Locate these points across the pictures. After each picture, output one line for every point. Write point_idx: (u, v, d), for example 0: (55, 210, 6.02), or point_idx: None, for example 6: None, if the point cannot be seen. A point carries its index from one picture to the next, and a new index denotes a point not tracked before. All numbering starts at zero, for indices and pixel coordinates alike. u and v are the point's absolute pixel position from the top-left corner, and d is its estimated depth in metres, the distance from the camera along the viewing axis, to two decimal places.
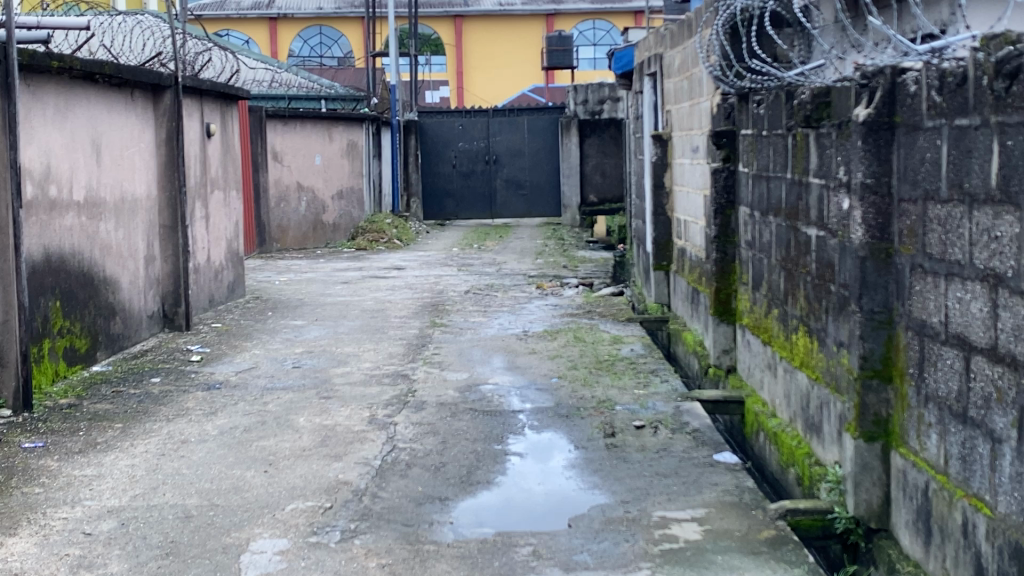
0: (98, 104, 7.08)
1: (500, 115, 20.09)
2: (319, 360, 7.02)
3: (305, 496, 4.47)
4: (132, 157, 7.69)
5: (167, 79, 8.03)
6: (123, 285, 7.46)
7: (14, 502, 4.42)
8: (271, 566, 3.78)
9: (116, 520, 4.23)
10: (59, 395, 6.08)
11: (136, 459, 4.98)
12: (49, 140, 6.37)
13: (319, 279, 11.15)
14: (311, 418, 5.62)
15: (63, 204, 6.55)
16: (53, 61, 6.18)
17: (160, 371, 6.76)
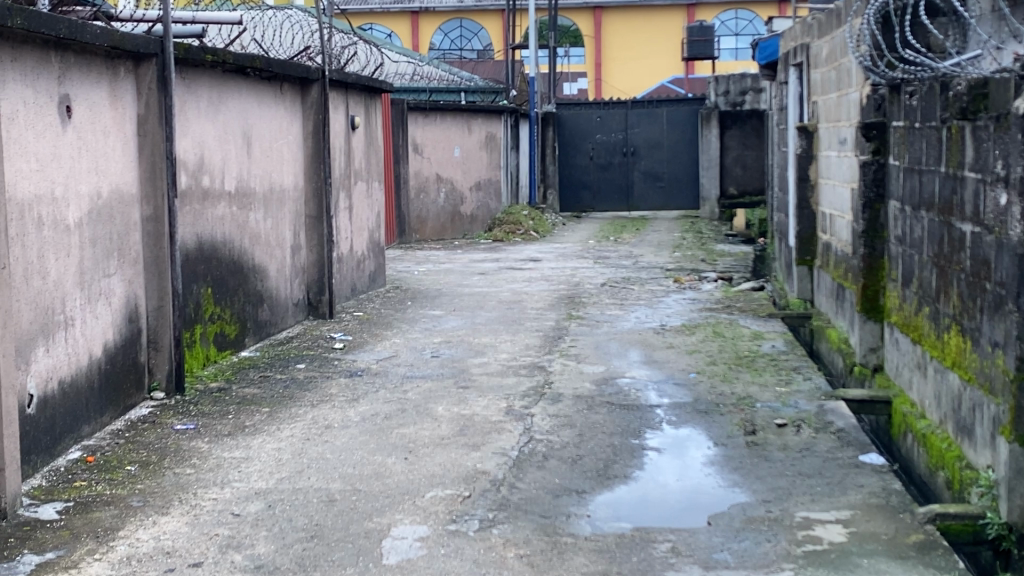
0: (249, 98, 7.29)
1: (639, 107, 20.04)
2: (457, 350, 7.10)
3: (444, 484, 4.53)
4: (281, 148, 7.90)
5: (314, 72, 8.22)
6: (270, 273, 7.68)
7: (167, 482, 4.60)
8: (412, 552, 3.84)
9: (264, 502, 4.35)
10: (210, 378, 6.32)
11: (282, 443, 5.11)
12: (202, 132, 6.59)
13: (456, 269, 11.27)
14: (449, 407, 5.68)
15: (216, 194, 6.77)
16: (207, 54, 6.39)
17: (304, 358, 6.92)
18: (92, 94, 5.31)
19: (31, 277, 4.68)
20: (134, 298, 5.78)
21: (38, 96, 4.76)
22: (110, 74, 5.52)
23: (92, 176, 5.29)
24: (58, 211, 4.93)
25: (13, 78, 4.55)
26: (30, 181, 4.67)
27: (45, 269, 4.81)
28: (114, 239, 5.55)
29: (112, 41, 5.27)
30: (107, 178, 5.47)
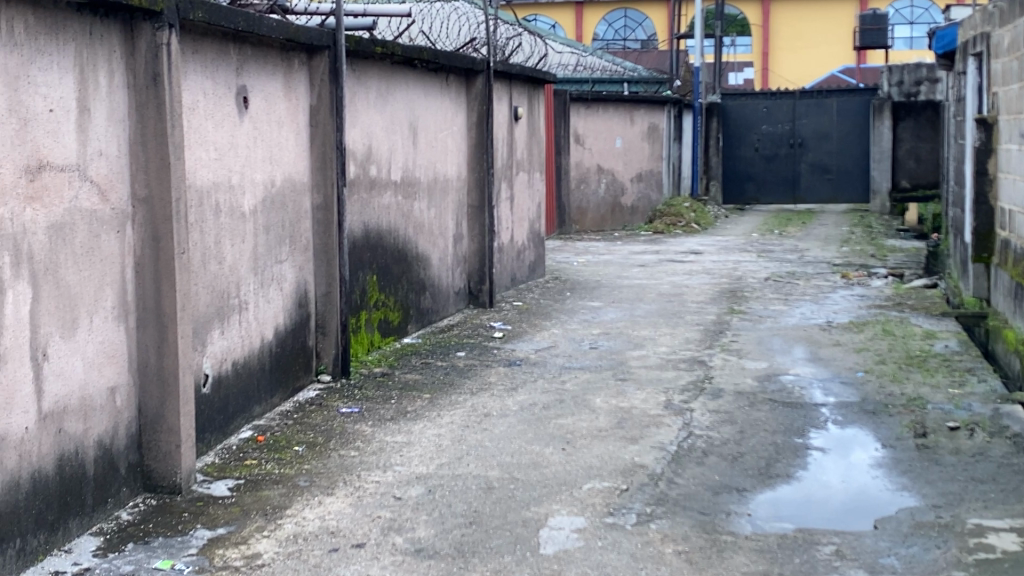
0: (417, 89, 7.42)
1: (808, 98, 19.60)
2: (616, 342, 7.07)
3: (602, 476, 4.52)
4: (445, 139, 8.01)
5: (479, 63, 8.31)
6: (433, 261, 7.81)
7: (332, 463, 4.73)
8: (569, 543, 3.84)
9: (424, 487, 4.43)
10: (374, 363, 6.49)
11: (442, 429, 5.19)
12: (370, 122, 6.73)
13: (616, 261, 11.22)
14: (607, 399, 5.66)
15: (382, 183, 6.91)
16: (377, 46, 6.56)
17: (465, 346, 7.01)
18: (268, 85, 5.49)
19: (208, 261, 4.87)
20: (304, 284, 5.96)
21: (216, 87, 4.94)
22: (285, 66, 5.69)
23: (267, 165, 5.47)
24: (235, 198, 5.12)
25: (195, 69, 4.74)
26: (209, 169, 4.86)
27: (222, 254, 5.00)
28: (286, 226, 5.73)
29: (286, 33, 5.43)
30: (280, 167, 5.64)
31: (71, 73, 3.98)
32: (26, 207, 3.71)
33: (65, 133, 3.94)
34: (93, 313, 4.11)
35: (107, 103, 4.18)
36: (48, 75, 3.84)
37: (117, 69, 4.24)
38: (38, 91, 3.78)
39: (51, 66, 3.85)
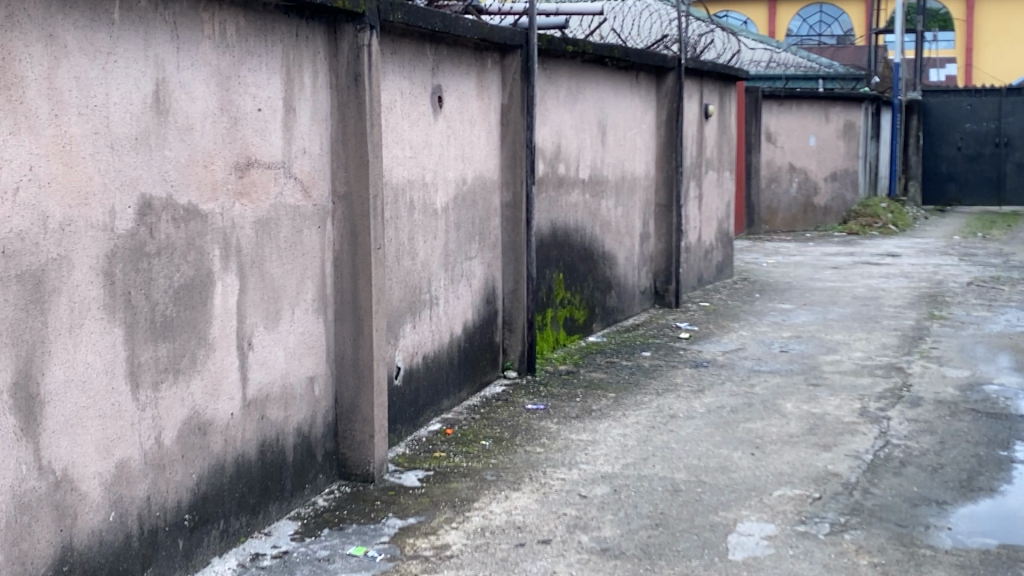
0: (607, 87, 7.41)
1: (1015, 95, 18.68)
2: (808, 346, 6.88)
3: (793, 483, 4.40)
4: (634, 137, 7.97)
5: (670, 61, 8.24)
6: (620, 260, 7.79)
7: (518, 459, 4.78)
8: (759, 550, 3.75)
9: (609, 486, 4.41)
10: (559, 361, 6.52)
11: (628, 429, 5.16)
12: (561, 120, 6.77)
13: (809, 262, 10.94)
14: (799, 404, 5.52)
15: (571, 181, 6.93)
16: (569, 44, 6.60)
17: (651, 346, 6.97)
18: (462, 85, 5.58)
19: (402, 257, 4.98)
20: (492, 280, 6.04)
21: (413, 86, 5.05)
22: (479, 66, 5.77)
23: (459, 163, 5.57)
24: (428, 195, 5.23)
25: (394, 69, 4.86)
26: (404, 167, 4.97)
27: (414, 250, 5.11)
28: (477, 223, 5.81)
29: (481, 33, 5.51)
30: (472, 165, 5.72)
31: (279, 74, 4.13)
32: (236, 202, 3.88)
33: (271, 132, 4.10)
34: (295, 305, 4.26)
35: (311, 103, 4.34)
36: (257, 75, 4.00)
37: (321, 70, 4.39)
38: (247, 91, 3.94)
39: (260, 67, 4.01)
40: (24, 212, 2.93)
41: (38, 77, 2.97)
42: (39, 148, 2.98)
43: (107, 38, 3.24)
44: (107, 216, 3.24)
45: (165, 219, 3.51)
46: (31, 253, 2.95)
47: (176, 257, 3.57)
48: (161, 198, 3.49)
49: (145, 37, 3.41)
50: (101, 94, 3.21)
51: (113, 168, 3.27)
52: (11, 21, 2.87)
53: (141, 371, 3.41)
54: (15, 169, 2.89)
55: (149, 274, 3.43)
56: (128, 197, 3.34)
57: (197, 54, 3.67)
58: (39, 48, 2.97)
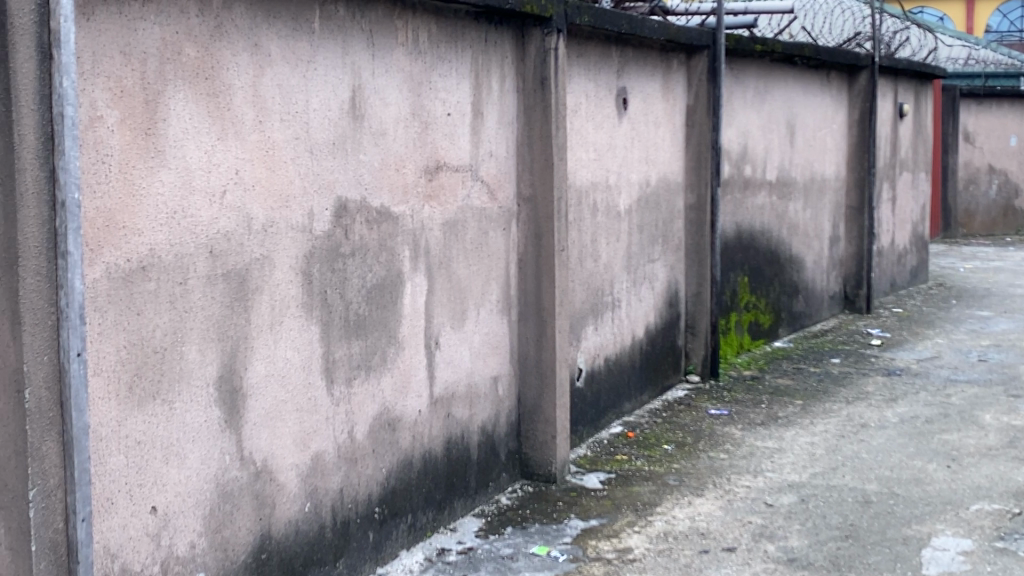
0: (796, 87, 7.25)
1: None
2: (1009, 354, 6.55)
3: (991, 498, 4.20)
4: (824, 138, 7.77)
5: (863, 59, 8.01)
6: (808, 263, 7.60)
7: (702, 464, 4.72)
8: (954, 566, 3.59)
9: (797, 495, 4.31)
10: (743, 366, 6.42)
11: (816, 438, 5.03)
12: (747, 121, 6.65)
13: (1011, 268, 10.42)
14: (998, 416, 5.26)
15: (757, 183, 6.80)
16: (757, 44, 6.49)
17: (840, 353, 6.77)
18: (648, 86, 5.56)
19: (585, 259, 5.00)
20: (675, 283, 5.99)
21: (599, 89, 5.06)
22: (665, 67, 5.74)
23: (643, 165, 5.54)
24: (612, 197, 5.23)
25: (579, 71, 4.88)
26: (589, 169, 4.99)
27: (598, 252, 5.11)
28: (660, 225, 5.78)
29: (667, 34, 5.47)
30: (656, 166, 5.69)
31: (467, 79, 4.21)
32: (425, 204, 3.97)
33: (460, 135, 4.18)
34: (480, 306, 4.33)
35: (498, 106, 4.41)
36: (448, 80, 4.09)
37: (508, 73, 4.45)
38: (438, 95, 4.03)
39: (450, 72, 4.10)
40: (231, 214, 3.08)
41: (244, 85, 3.11)
42: (243, 152, 3.12)
43: (307, 46, 3.36)
44: (306, 218, 3.38)
45: (359, 221, 3.62)
46: (236, 253, 3.10)
47: (369, 258, 3.68)
48: (355, 200, 3.60)
49: (343, 45, 3.53)
50: (302, 101, 3.34)
51: (312, 172, 3.40)
52: (220, 31, 3.02)
53: (336, 367, 3.53)
54: (223, 173, 3.04)
55: (343, 274, 3.55)
56: (326, 200, 3.46)
57: (392, 61, 3.78)
58: (245, 57, 3.11)
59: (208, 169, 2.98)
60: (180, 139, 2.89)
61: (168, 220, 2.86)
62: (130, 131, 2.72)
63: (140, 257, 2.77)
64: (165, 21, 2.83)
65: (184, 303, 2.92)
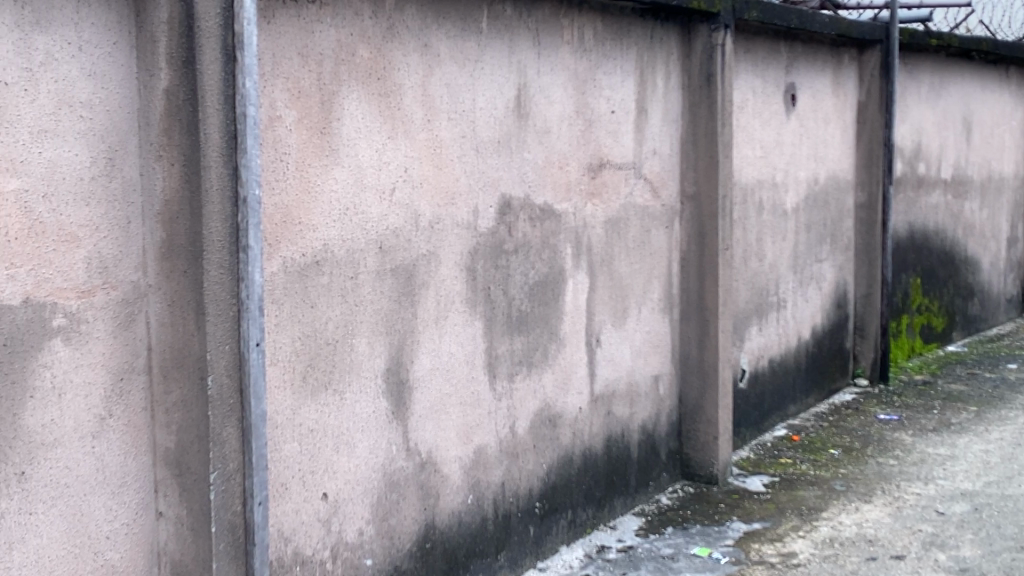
0: (974, 82, 6.96)
1: None
2: None
3: None
4: (1003, 134, 7.44)
5: None
6: (985, 265, 7.29)
7: (870, 470, 4.59)
8: None
9: (970, 504, 4.15)
10: (914, 370, 6.21)
11: (992, 445, 4.82)
12: (921, 117, 6.42)
13: None
14: None
15: (931, 181, 6.56)
16: (933, 38, 6.26)
17: (1018, 358, 6.47)
18: (817, 82, 5.43)
19: (750, 258, 4.92)
20: (843, 283, 5.84)
21: (766, 85, 4.98)
22: (835, 62, 5.59)
23: (811, 162, 5.42)
24: (778, 196, 5.13)
25: (746, 68, 4.81)
26: (755, 167, 4.91)
27: (763, 251, 5.02)
28: (828, 225, 5.64)
29: (838, 29, 5.33)
30: (824, 164, 5.55)
31: (632, 76, 4.20)
32: (588, 202, 3.98)
33: (624, 133, 4.17)
34: (642, 304, 4.32)
35: (663, 104, 4.38)
36: (612, 78, 4.09)
37: (673, 71, 4.42)
38: (602, 93, 4.04)
39: (615, 70, 4.09)
40: (400, 211, 3.15)
41: (414, 85, 3.18)
42: (413, 150, 3.19)
43: (475, 46, 3.42)
44: (471, 215, 3.43)
45: (523, 219, 3.66)
46: (404, 249, 3.17)
47: (532, 255, 3.71)
48: (519, 198, 3.64)
49: (509, 44, 3.56)
50: (468, 99, 3.40)
51: (478, 170, 3.45)
52: (392, 32, 3.09)
53: (498, 362, 3.58)
54: (393, 170, 3.11)
55: (506, 270, 3.59)
56: (490, 197, 3.51)
57: (557, 59, 3.80)
58: (415, 57, 3.18)
59: (379, 167, 3.06)
60: (353, 138, 2.97)
61: (341, 216, 2.95)
62: (306, 129, 2.82)
63: (314, 252, 2.87)
64: (340, 23, 2.91)
65: (355, 297, 3.01)
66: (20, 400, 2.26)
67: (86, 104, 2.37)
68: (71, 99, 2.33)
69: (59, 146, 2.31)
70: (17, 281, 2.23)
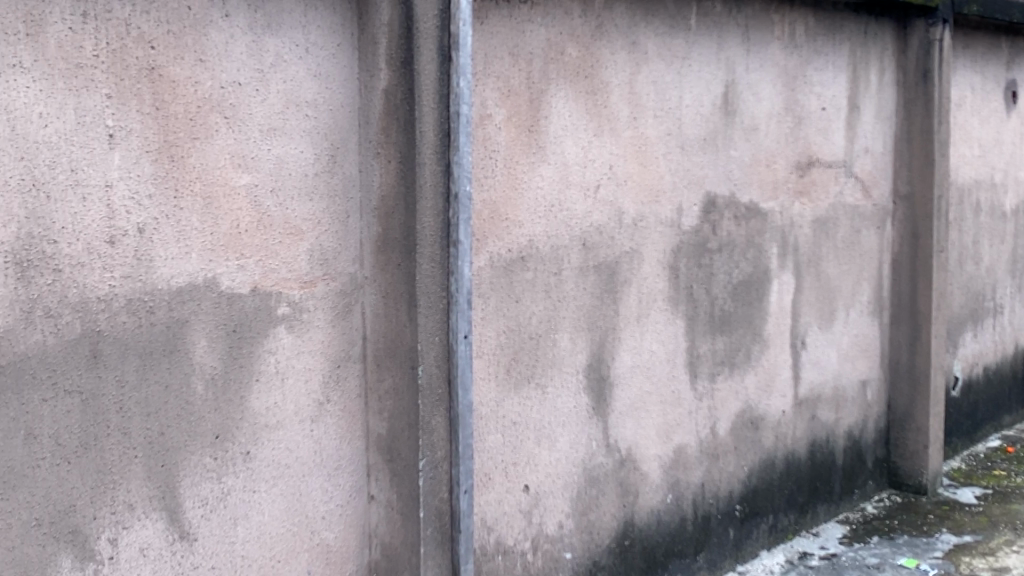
0: None
1: None
2: None
3: None
4: None
5: None
6: None
7: None
8: None
9: None
10: None
11: None
12: None
13: None
14: None
15: None
16: None
17: None
18: None
19: (966, 261, 4.70)
20: None
21: (986, 81, 4.75)
22: None
23: None
24: (997, 196, 4.88)
25: (965, 63, 4.60)
26: (973, 166, 4.69)
27: (979, 254, 4.80)
28: None
29: None
30: None
31: (843, 72, 4.08)
32: (796, 201, 3.90)
33: (835, 131, 4.06)
34: (850, 306, 4.20)
35: (876, 100, 4.24)
36: (824, 74, 3.98)
37: (887, 67, 4.27)
38: (813, 90, 3.94)
39: (826, 66, 3.99)
40: (604, 208, 3.16)
41: (621, 83, 3.19)
42: (618, 148, 3.20)
43: (683, 43, 3.40)
44: (675, 213, 3.41)
45: (727, 217, 3.62)
46: (608, 246, 3.18)
47: (737, 254, 3.66)
48: (725, 196, 3.60)
49: (718, 42, 3.53)
50: (675, 97, 3.38)
51: (683, 168, 3.43)
52: (601, 31, 3.11)
53: (700, 362, 3.55)
54: (598, 168, 3.13)
55: (710, 269, 3.56)
56: (695, 195, 3.48)
57: (767, 56, 3.73)
58: (623, 55, 3.19)
59: (585, 165, 3.09)
60: (559, 136, 3.01)
61: (546, 213, 2.98)
62: (515, 128, 2.88)
63: (519, 248, 2.92)
64: (550, 22, 2.95)
65: (558, 293, 3.04)
66: (246, 382, 2.39)
67: (311, 103, 2.48)
68: (298, 99, 2.45)
69: (286, 143, 2.43)
70: (246, 270, 2.37)
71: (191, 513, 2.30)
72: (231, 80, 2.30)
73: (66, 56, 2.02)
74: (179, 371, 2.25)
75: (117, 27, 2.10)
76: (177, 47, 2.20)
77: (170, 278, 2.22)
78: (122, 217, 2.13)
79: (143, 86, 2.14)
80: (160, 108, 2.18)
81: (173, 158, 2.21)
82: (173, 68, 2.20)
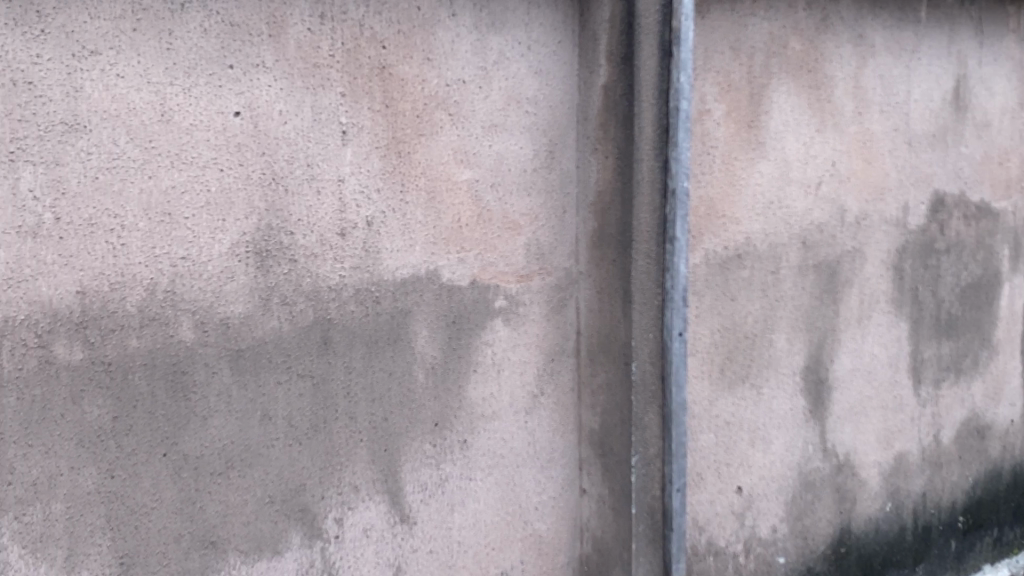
0: None
1: None
2: None
3: None
4: None
5: None
6: None
7: None
8: None
9: None
10: None
11: None
12: None
13: None
14: None
15: None
16: None
17: None
18: None
19: None
20: None
21: None
22: None
23: None
24: None
25: None
26: None
27: None
28: None
29: None
30: None
31: None
32: None
33: None
34: None
35: None
36: None
37: None
38: None
39: None
40: (825, 206, 3.07)
41: (846, 77, 3.09)
42: (842, 144, 3.09)
43: (912, 36, 3.25)
44: (901, 212, 3.28)
45: (957, 217, 3.45)
46: (829, 244, 3.09)
47: (965, 255, 3.49)
48: (953, 194, 3.43)
49: (949, 34, 3.36)
50: (903, 92, 3.25)
51: (910, 165, 3.29)
52: (826, 24, 3.01)
53: (924, 367, 3.40)
54: (819, 164, 3.04)
55: (937, 271, 3.41)
56: (922, 193, 3.33)
57: (1002, 48, 3.53)
58: (848, 49, 3.08)
59: (806, 161, 3.00)
60: (781, 132, 2.93)
61: (764, 210, 2.92)
62: (734, 123, 2.83)
63: (737, 245, 2.87)
64: (774, 16, 2.88)
65: (776, 292, 2.97)
66: (465, 373, 2.45)
67: (532, 100, 2.52)
68: (519, 96, 2.49)
69: (507, 139, 2.48)
70: (467, 264, 2.43)
71: (412, 497, 2.39)
72: (456, 78, 2.37)
73: (305, 56, 2.12)
74: (402, 360, 2.33)
75: (352, 28, 2.18)
76: (407, 47, 2.27)
77: (396, 269, 2.30)
78: (354, 210, 2.22)
79: (374, 84, 2.23)
80: (389, 106, 2.26)
81: (401, 153, 2.28)
82: (403, 66, 2.27)
